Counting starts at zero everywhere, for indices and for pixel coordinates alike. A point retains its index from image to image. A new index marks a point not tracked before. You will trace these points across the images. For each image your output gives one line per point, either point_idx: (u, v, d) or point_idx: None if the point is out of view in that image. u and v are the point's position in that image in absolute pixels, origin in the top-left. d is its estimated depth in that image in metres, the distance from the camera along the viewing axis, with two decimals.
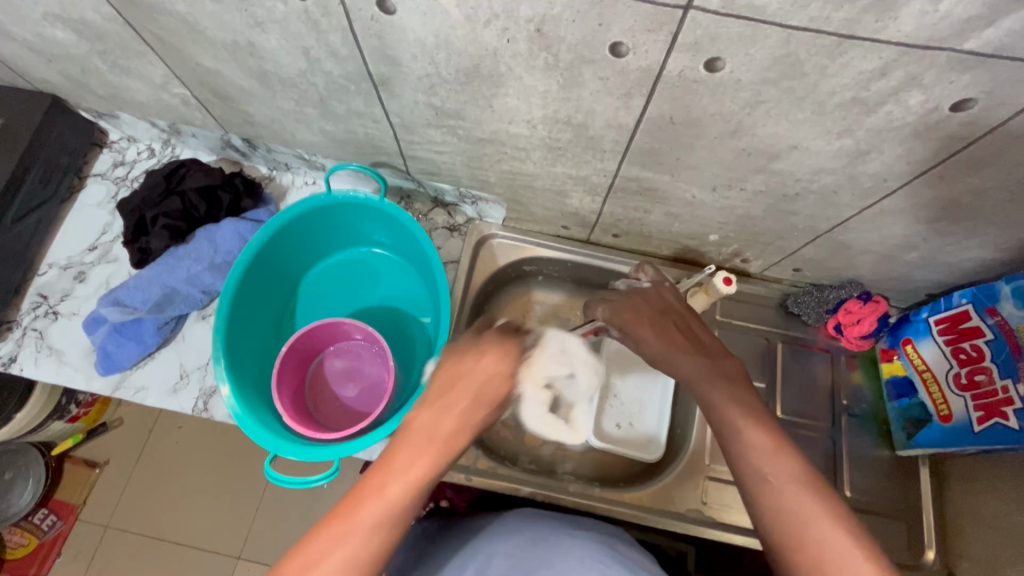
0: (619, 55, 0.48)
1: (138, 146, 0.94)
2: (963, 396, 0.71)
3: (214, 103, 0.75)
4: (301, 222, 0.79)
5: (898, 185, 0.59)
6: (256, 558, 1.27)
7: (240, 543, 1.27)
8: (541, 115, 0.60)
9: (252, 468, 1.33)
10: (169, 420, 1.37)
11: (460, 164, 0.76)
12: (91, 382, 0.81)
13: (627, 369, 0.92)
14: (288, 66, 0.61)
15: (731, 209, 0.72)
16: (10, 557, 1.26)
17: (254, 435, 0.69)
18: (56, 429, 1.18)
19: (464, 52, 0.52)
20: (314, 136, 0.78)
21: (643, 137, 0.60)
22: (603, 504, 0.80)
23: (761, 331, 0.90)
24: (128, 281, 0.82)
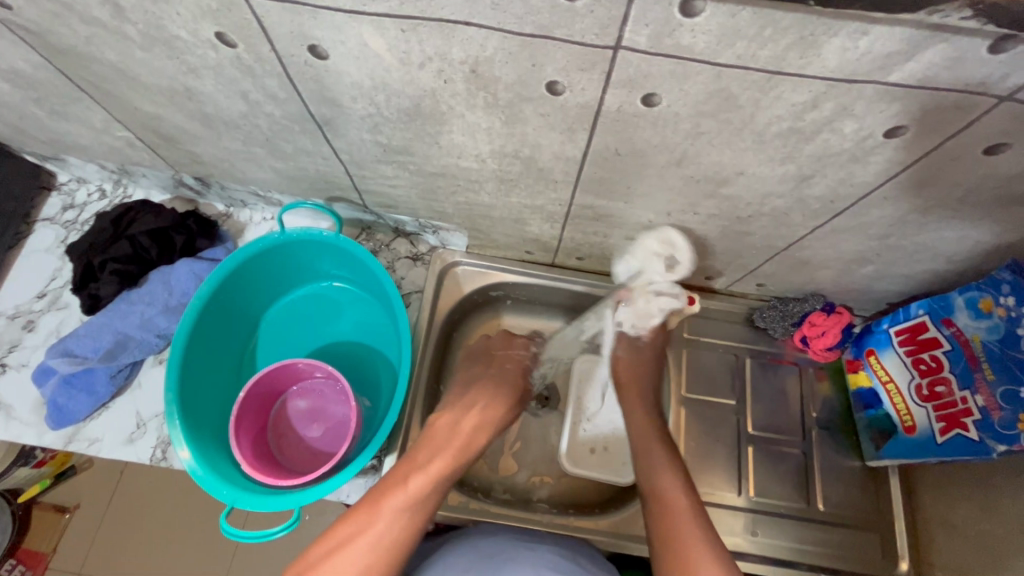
0: (556, 93, 0.48)
1: (88, 187, 0.91)
2: (925, 407, 0.72)
3: (160, 145, 0.74)
4: (254, 262, 0.78)
5: (846, 206, 0.59)
6: None
7: None
8: (489, 149, 0.59)
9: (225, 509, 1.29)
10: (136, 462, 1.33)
11: (416, 197, 0.75)
12: (43, 437, 0.78)
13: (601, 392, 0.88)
14: (228, 108, 0.60)
15: (688, 231, 0.72)
16: None
17: (209, 489, 0.66)
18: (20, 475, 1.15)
19: (403, 93, 0.52)
20: (266, 173, 0.76)
21: (593, 168, 0.59)
22: (577, 531, 0.79)
23: (730, 347, 0.90)
24: (79, 329, 0.80)
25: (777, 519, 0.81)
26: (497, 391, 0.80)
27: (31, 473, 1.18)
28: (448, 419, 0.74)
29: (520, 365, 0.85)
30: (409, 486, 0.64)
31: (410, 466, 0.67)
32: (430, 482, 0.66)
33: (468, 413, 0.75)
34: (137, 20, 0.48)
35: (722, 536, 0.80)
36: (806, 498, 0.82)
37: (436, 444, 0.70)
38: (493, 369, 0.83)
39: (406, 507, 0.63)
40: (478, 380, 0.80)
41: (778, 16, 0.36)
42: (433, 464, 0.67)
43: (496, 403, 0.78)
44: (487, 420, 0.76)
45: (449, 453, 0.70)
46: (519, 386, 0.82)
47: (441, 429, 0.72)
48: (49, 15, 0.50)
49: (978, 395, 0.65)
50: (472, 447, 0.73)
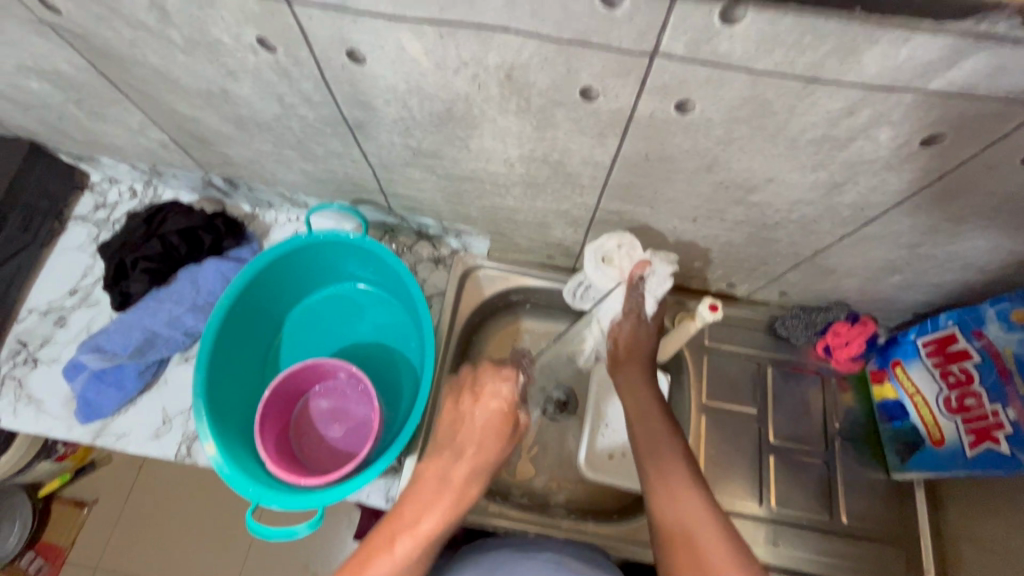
0: (590, 98, 0.48)
1: (120, 187, 0.93)
2: (954, 420, 0.71)
3: (193, 146, 0.75)
4: (281, 262, 0.79)
5: (876, 214, 0.59)
6: None
7: None
8: (518, 154, 0.60)
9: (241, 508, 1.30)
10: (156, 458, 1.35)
11: (441, 201, 0.76)
12: (72, 431, 0.79)
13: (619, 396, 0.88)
14: (263, 111, 0.61)
15: (713, 237, 0.72)
16: None
17: (235, 486, 0.67)
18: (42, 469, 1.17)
19: (436, 98, 0.52)
20: (294, 175, 0.77)
21: (621, 174, 0.60)
22: (596, 538, 0.79)
23: (751, 355, 0.89)
24: (109, 326, 0.82)
25: (799, 531, 0.80)
26: (484, 430, 0.68)
27: (54, 466, 1.20)
28: (440, 465, 0.65)
29: (508, 403, 0.69)
30: (397, 551, 0.58)
31: (397, 525, 0.60)
32: (420, 546, 0.59)
33: (461, 458, 0.65)
34: (181, 25, 0.49)
35: (743, 547, 0.79)
36: (829, 510, 0.81)
37: (427, 494, 0.63)
38: (478, 409, 0.69)
39: (392, 574, 0.57)
40: (465, 414, 0.69)
41: (819, 23, 0.36)
42: (423, 524, 0.60)
43: (486, 446, 0.67)
44: (479, 468, 0.65)
45: (442, 509, 0.62)
46: (512, 421, 0.69)
47: (431, 480, 0.64)
48: (96, 19, 0.52)
49: (1010, 408, 0.64)
50: (466, 500, 0.64)
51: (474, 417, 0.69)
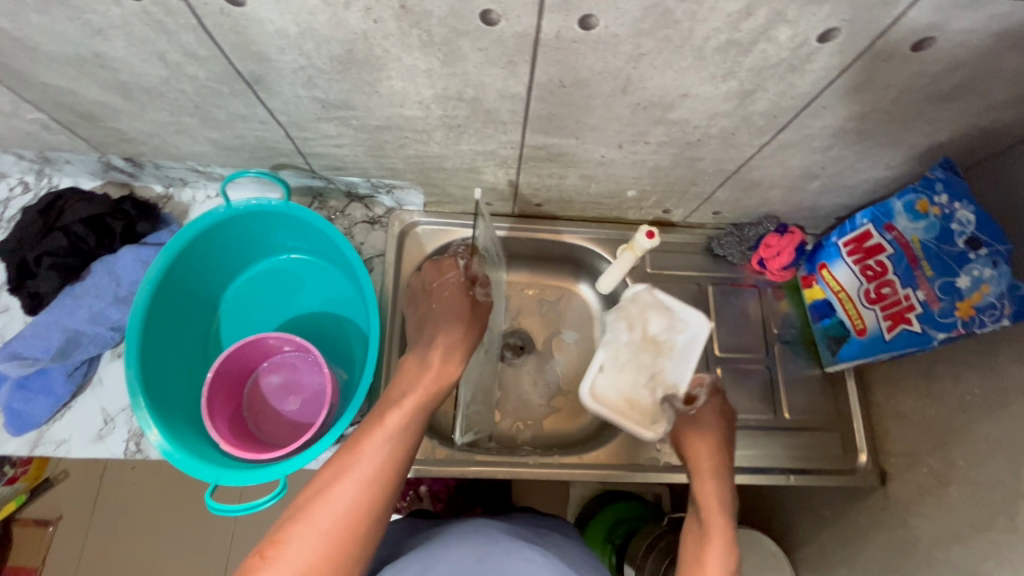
0: (492, 23, 0.47)
1: (7, 181, 0.84)
2: (874, 309, 0.76)
3: (79, 124, 0.68)
4: (203, 240, 0.75)
5: (788, 120, 0.61)
6: None
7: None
8: (431, 94, 0.57)
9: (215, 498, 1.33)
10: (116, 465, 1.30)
11: (364, 155, 0.73)
12: (5, 445, 0.75)
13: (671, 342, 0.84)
14: (147, 74, 0.56)
15: (642, 162, 0.72)
16: None
17: (188, 469, 0.65)
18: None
19: (333, 38, 0.49)
20: (201, 146, 0.72)
21: (541, 104, 0.59)
22: (564, 469, 0.82)
23: (693, 277, 0.93)
24: (24, 331, 0.76)
25: (748, 432, 0.86)
26: (448, 311, 0.75)
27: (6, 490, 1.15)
28: (416, 355, 0.72)
29: (458, 287, 0.76)
30: (387, 422, 0.63)
31: (387, 403, 0.66)
32: (407, 415, 0.64)
33: (432, 345, 0.72)
34: None
35: None
36: (773, 410, 0.87)
37: (408, 379, 0.69)
38: (436, 304, 0.76)
39: (385, 440, 0.61)
40: (426, 312, 0.76)
41: None
42: (408, 398, 0.66)
43: (451, 329, 0.74)
44: (450, 345, 0.72)
45: (423, 386, 0.68)
46: (466, 300, 0.76)
47: (411, 367, 0.71)
48: None
49: (920, 290, 0.69)
50: (445, 376, 0.70)
51: (438, 312, 0.75)
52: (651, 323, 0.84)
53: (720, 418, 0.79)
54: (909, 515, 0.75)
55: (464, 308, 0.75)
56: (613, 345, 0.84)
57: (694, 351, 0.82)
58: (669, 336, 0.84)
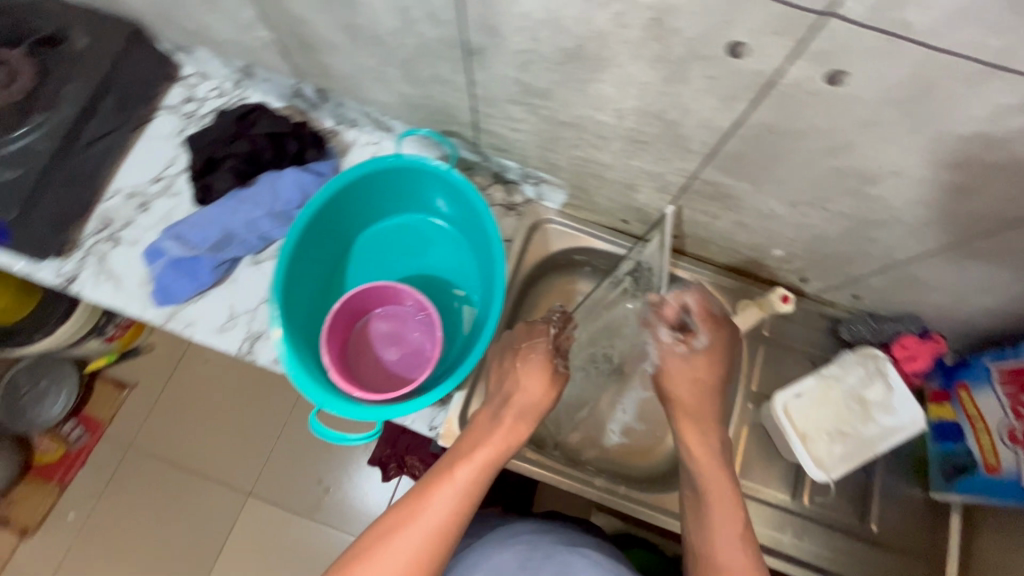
0: (737, 56, 0.46)
1: (209, 83, 0.94)
2: (1014, 449, 0.68)
3: (295, 51, 0.75)
4: (366, 181, 0.79)
5: (997, 227, 0.56)
6: (263, 497, 1.43)
7: (252, 481, 1.44)
8: (633, 105, 0.58)
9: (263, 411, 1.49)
10: (194, 355, 1.53)
11: (533, 144, 0.75)
12: (145, 312, 0.84)
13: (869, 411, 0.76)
14: (381, 23, 0.60)
15: (806, 226, 0.70)
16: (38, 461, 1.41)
17: (302, 386, 0.70)
18: (92, 347, 1.36)
19: (571, 32, 0.50)
20: (389, 97, 0.77)
21: (738, 144, 0.58)
22: (627, 502, 0.80)
23: (809, 354, 0.88)
24: (190, 218, 0.84)
25: (826, 530, 0.80)
26: (527, 376, 0.72)
27: (103, 346, 1.39)
28: (489, 410, 0.71)
29: (545, 352, 0.74)
30: (455, 476, 0.63)
31: (456, 456, 0.66)
32: (475, 471, 0.64)
33: (507, 402, 0.71)
34: None
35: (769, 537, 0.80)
36: (860, 516, 0.81)
37: (478, 434, 0.68)
38: (520, 363, 0.74)
39: (452, 493, 0.61)
40: (507, 367, 0.75)
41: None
42: (478, 452, 0.65)
43: (528, 392, 0.71)
44: (526, 407, 0.70)
45: (494, 442, 0.66)
46: (549, 366, 0.73)
47: (484, 421, 0.70)
48: None
49: None
50: (514, 436, 0.68)
51: (519, 369, 0.73)
52: (872, 387, 0.77)
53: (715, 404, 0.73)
54: None
55: (547, 373, 0.72)
56: (827, 379, 0.78)
57: (893, 439, 0.74)
58: (881, 410, 0.76)
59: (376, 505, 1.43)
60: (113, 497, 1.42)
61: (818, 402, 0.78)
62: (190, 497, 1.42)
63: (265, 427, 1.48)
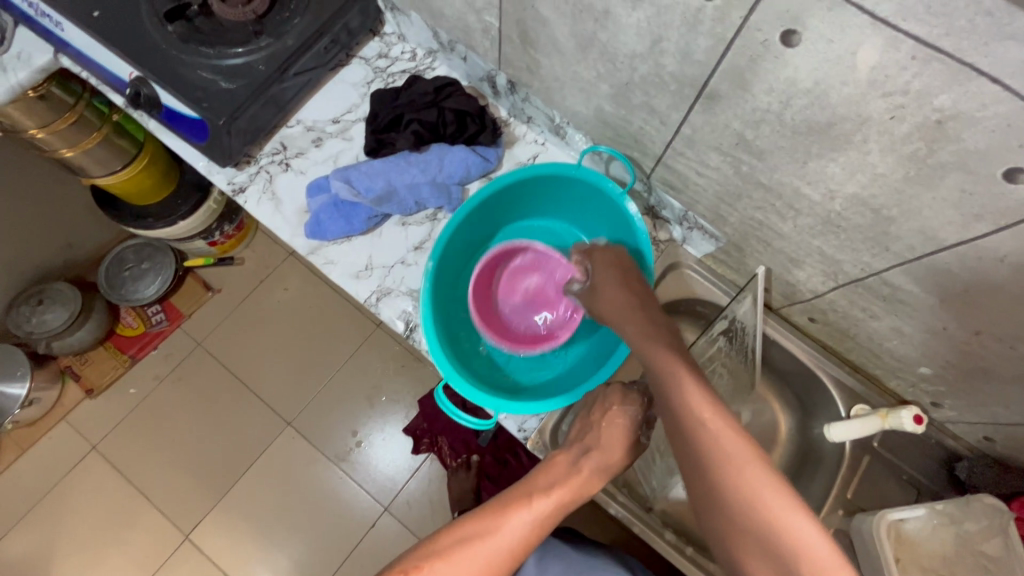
0: (1012, 180, 0.45)
1: (404, 46, 0.99)
2: None
3: (513, 43, 0.77)
4: (536, 180, 0.82)
5: None
6: (302, 431, 1.49)
7: (295, 412, 1.50)
8: (851, 192, 0.57)
9: (327, 351, 1.55)
10: (277, 278, 1.60)
11: (710, 193, 0.74)
12: (294, 239, 0.89)
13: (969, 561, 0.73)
14: (624, 44, 0.62)
15: (975, 357, 0.66)
16: (120, 331, 1.51)
17: (436, 357, 0.74)
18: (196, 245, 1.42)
19: (831, 108, 0.50)
20: (584, 108, 0.78)
21: (950, 260, 0.56)
22: (691, 566, 0.79)
23: (913, 479, 0.84)
24: (360, 166, 0.88)
25: None
26: (609, 435, 0.65)
27: (204, 248, 1.47)
28: (567, 454, 0.65)
29: (634, 424, 0.66)
30: (535, 506, 0.57)
31: (532, 485, 0.61)
32: (554, 506, 0.58)
33: (586, 452, 0.64)
34: None
35: None
36: None
37: (555, 471, 0.62)
38: (605, 422, 0.66)
39: (528, 523, 0.56)
40: (594, 419, 0.67)
41: None
42: (558, 489, 0.59)
43: (608, 450, 0.64)
44: (605, 467, 0.64)
45: (571, 487, 0.61)
46: (634, 438, 0.66)
47: (561, 462, 0.63)
48: None
49: None
50: (588, 489, 0.62)
51: (601, 426, 0.66)
52: (990, 541, 0.71)
53: (631, 443, 0.66)
54: None
55: (632, 443, 0.66)
56: (939, 514, 0.74)
57: None
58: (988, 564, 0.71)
59: (404, 473, 1.46)
60: (173, 386, 1.51)
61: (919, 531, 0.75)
62: (239, 407, 1.50)
63: (326, 368, 1.53)
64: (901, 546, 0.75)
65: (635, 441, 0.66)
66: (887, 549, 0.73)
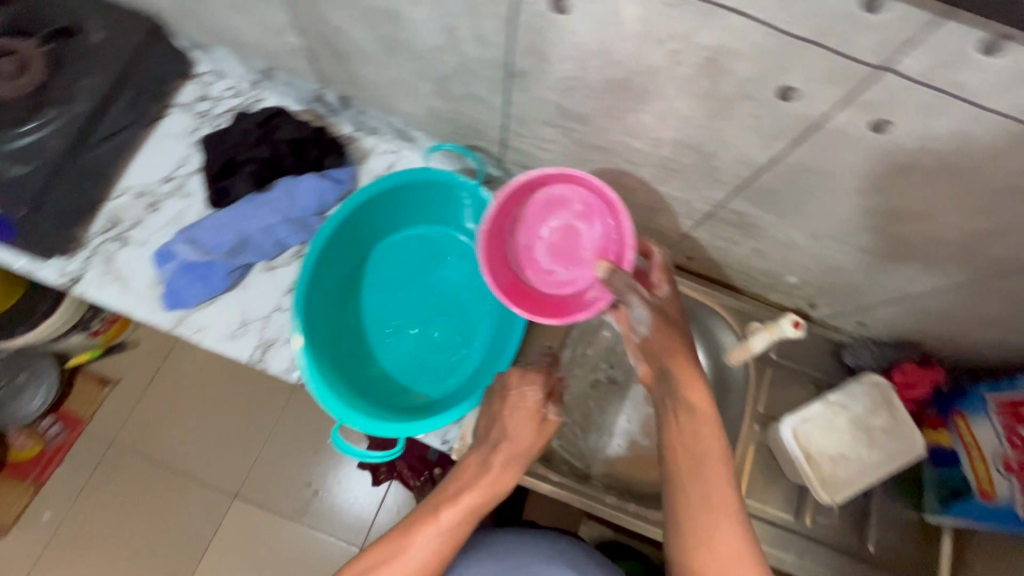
0: (786, 99, 0.47)
1: (224, 82, 0.92)
2: (1009, 479, 0.72)
3: (325, 58, 0.74)
4: (382, 197, 0.80)
5: (1010, 271, 0.59)
6: (252, 498, 1.37)
7: (240, 481, 1.38)
8: (671, 136, 0.59)
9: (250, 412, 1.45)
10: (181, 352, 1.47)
11: (559, 164, 0.75)
12: (154, 315, 0.81)
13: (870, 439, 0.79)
14: (423, 40, 0.60)
15: (824, 257, 0.72)
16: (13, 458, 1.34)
17: (324, 402, 0.69)
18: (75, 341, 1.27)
19: (621, 64, 0.51)
20: (417, 109, 0.76)
21: (772, 179, 0.59)
22: (635, 520, 0.81)
23: (812, 377, 0.91)
24: (204, 221, 0.82)
25: (824, 549, 0.83)
26: (515, 423, 0.65)
27: (86, 341, 1.32)
28: (476, 455, 0.65)
29: (535, 404, 0.66)
30: (440, 518, 0.59)
31: (439, 495, 0.62)
32: (461, 514, 0.59)
33: (493, 448, 0.64)
34: None
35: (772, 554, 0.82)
36: (857, 537, 0.84)
37: (464, 475, 0.63)
38: (507, 411, 0.66)
39: (435, 536, 0.58)
40: (496, 412, 0.67)
41: None
42: (465, 496, 0.60)
43: (516, 439, 0.64)
44: (513, 457, 0.64)
45: (480, 491, 0.61)
46: (541, 420, 0.66)
47: (469, 465, 0.64)
48: None
49: None
50: (501, 486, 0.62)
51: (504, 416, 0.66)
52: (876, 416, 0.79)
53: (538, 427, 0.65)
54: None
55: (542, 425, 0.65)
56: (834, 406, 0.80)
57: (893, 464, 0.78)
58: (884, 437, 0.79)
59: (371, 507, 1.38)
60: (91, 499, 1.36)
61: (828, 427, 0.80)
62: (175, 496, 1.37)
63: (257, 429, 1.42)
64: (810, 446, 0.80)
65: (543, 425, 0.66)
66: (796, 447, 0.79)
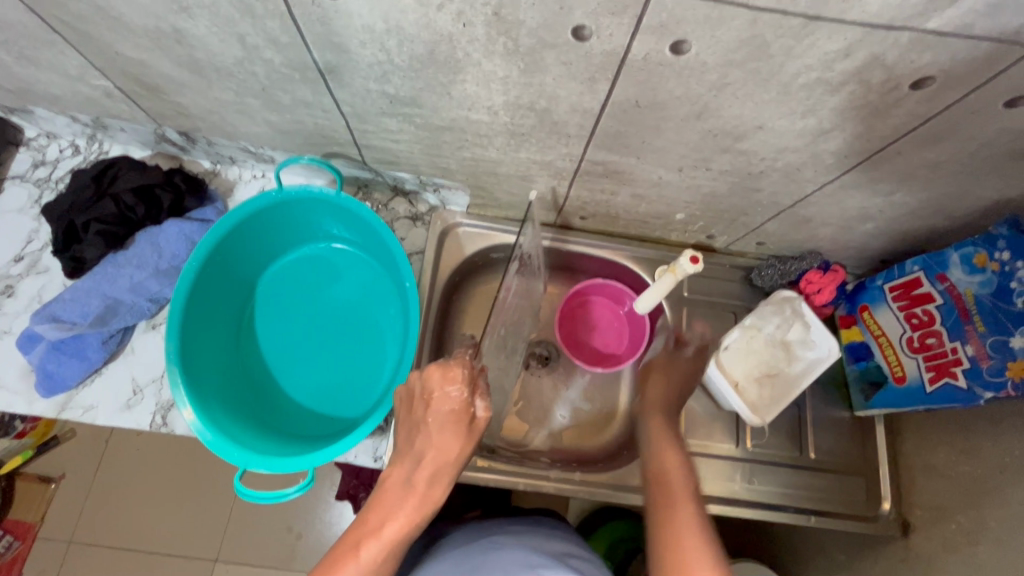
0: (582, 39, 0.46)
1: (60, 142, 0.84)
2: (916, 358, 0.75)
3: (143, 95, 0.69)
4: (248, 226, 0.75)
5: (858, 161, 0.59)
6: (233, 560, 1.29)
7: (217, 545, 1.30)
8: (502, 101, 0.57)
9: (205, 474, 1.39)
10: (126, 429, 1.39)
11: (418, 152, 0.72)
12: (33, 406, 0.76)
13: (790, 353, 0.81)
14: (221, 54, 0.56)
15: (697, 188, 0.71)
16: None
17: (219, 452, 0.65)
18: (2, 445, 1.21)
19: (417, 38, 0.49)
20: (259, 128, 0.72)
21: (611, 121, 0.58)
22: (582, 486, 0.81)
23: (728, 306, 0.92)
24: (62, 294, 0.76)
25: (770, 468, 0.85)
26: (439, 428, 0.61)
27: (12, 444, 1.24)
28: (401, 471, 0.60)
29: (461, 403, 0.62)
30: (362, 556, 0.53)
31: (361, 529, 0.56)
32: (386, 548, 0.55)
33: (419, 462, 0.60)
34: None
35: (722, 485, 0.83)
36: (798, 448, 0.86)
37: (388, 500, 0.58)
38: (431, 415, 0.62)
39: None
40: (420, 421, 0.63)
41: None
42: (388, 526, 0.56)
43: (444, 447, 0.61)
44: (441, 468, 0.60)
45: (406, 513, 0.57)
46: (467, 421, 0.63)
47: (394, 487, 0.59)
48: None
49: (969, 345, 0.68)
50: (430, 503, 0.59)
51: (429, 424, 0.62)
52: (791, 329, 0.81)
53: (463, 429, 0.62)
54: (930, 569, 0.74)
55: (470, 428, 0.62)
56: (750, 328, 0.82)
57: (818, 370, 0.79)
58: (801, 347, 0.81)
59: None
60: None
61: (747, 352, 0.81)
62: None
63: (224, 488, 1.35)
64: (733, 374, 0.81)
65: (469, 426, 0.62)
66: (718, 374, 0.80)
